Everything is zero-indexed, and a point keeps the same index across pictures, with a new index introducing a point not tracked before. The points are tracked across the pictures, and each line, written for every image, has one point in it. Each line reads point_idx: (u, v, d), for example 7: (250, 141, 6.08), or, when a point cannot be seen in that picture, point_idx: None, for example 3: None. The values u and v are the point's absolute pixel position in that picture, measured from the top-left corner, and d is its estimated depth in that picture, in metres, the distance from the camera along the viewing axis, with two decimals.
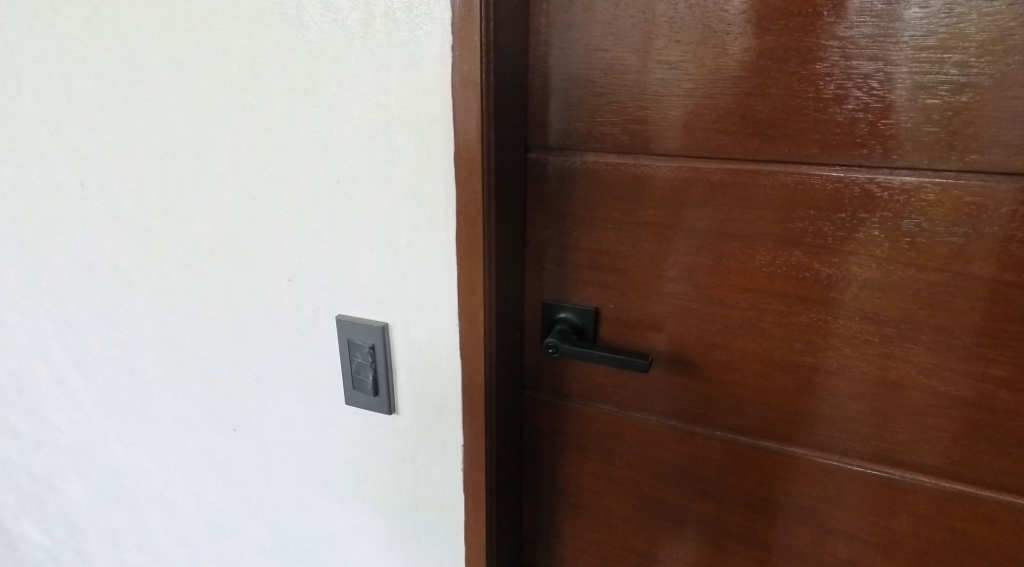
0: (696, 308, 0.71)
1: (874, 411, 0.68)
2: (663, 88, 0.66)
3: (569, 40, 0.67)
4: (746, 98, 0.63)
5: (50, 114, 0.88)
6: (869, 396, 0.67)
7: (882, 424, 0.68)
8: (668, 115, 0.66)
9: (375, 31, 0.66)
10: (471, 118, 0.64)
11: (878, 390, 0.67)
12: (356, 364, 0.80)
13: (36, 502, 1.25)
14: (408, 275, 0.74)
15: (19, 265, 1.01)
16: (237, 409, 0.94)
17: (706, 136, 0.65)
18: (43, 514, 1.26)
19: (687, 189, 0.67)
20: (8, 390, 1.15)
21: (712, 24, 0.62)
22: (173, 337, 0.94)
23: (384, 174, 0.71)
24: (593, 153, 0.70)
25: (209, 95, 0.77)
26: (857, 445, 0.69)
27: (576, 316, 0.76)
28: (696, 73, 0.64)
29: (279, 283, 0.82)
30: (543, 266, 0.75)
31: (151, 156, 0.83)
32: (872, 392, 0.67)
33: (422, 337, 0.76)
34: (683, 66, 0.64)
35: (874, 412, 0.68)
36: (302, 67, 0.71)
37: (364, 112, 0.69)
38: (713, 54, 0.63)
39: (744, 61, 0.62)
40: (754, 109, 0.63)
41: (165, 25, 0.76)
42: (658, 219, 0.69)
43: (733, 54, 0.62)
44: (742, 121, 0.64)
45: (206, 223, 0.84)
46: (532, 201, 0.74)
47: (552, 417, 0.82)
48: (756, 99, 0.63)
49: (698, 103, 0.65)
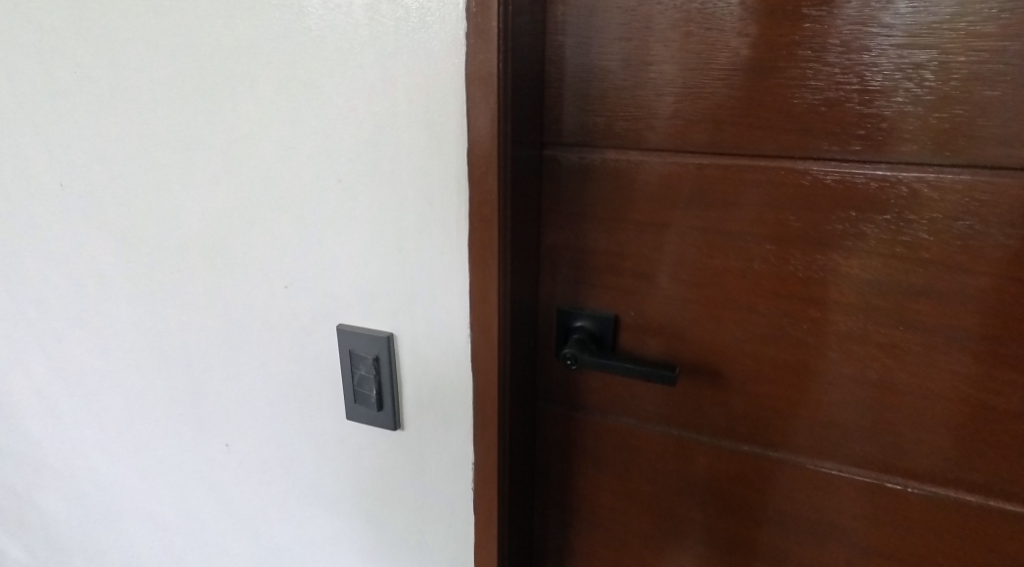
0: (724, 316, 0.67)
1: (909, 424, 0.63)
2: (691, 80, 0.61)
3: (590, 29, 0.63)
4: (783, 90, 0.59)
5: (25, 110, 0.83)
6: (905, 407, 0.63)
7: (921, 437, 0.64)
8: (696, 108, 0.62)
9: (381, 18, 0.61)
10: (487, 111, 0.60)
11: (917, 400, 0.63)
12: (358, 378, 0.74)
13: (17, 516, 1.21)
14: (414, 280, 0.69)
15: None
16: (228, 421, 0.89)
17: (738, 131, 0.61)
18: (25, 525, 1.21)
19: (717, 188, 0.63)
20: None
21: (746, 9, 0.58)
22: (162, 346, 0.89)
23: (392, 174, 0.66)
24: (614, 150, 0.66)
25: (200, 90, 0.72)
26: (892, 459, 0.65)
27: (594, 323, 0.71)
28: (728, 62, 0.60)
29: (276, 289, 0.77)
30: (558, 270, 0.71)
31: (137, 155, 0.79)
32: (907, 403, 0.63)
33: (430, 347, 0.71)
34: (712, 54, 0.60)
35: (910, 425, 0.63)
36: (300, 58, 0.66)
37: (369, 107, 0.64)
38: (745, 42, 0.59)
39: (779, 51, 0.58)
40: (792, 103, 0.59)
41: (151, 14, 0.71)
42: (685, 220, 0.65)
43: (767, 43, 0.58)
44: (778, 116, 0.59)
45: (195, 225, 0.79)
46: (548, 202, 0.69)
47: (567, 430, 0.77)
48: (791, 93, 0.59)
49: (729, 96, 0.60)
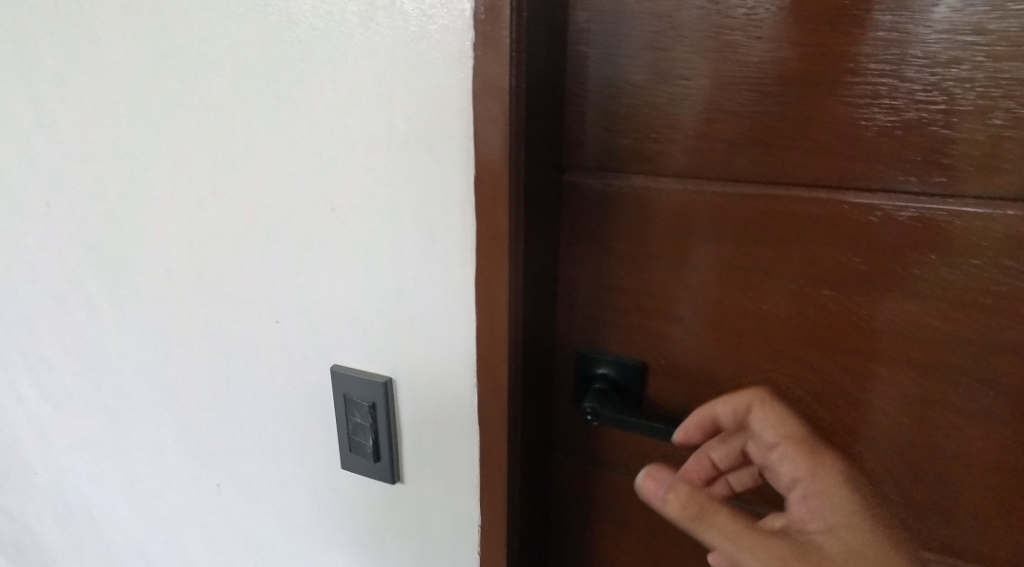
0: (777, 372, 0.58)
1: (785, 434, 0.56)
2: (739, 98, 0.53)
3: (617, 38, 0.55)
4: (849, 110, 0.50)
5: (11, 126, 0.77)
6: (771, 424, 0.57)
7: (789, 463, 0.55)
8: (741, 130, 0.53)
9: (377, 26, 0.54)
10: (497, 133, 0.52)
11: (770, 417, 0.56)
12: (353, 425, 0.66)
13: (17, 541, 1.17)
14: (415, 321, 0.61)
15: None
16: (217, 462, 0.82)
17: (792, 157, 0.53)
18: (25, 551, 1.17)
19: (764, 222, 0.55)
20: None
21: (804, 16, 0.50)
22: (150, 378, 0.83)
23: (389, 202, 0.58)
24: (643, 177, 0.58)
25: (184, 106, 0.65)
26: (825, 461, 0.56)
27: (617, 371, 0.63)
28: (784, 76, 0.51)
29: (265, 324, 0.69)
30: (579, 310, 0.63)
31: (121, 176, 0.72)
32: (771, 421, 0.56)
33: (432, 395, 0.63)
34: (765, 68, 0.51)
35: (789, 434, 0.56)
36: (289, 71, 0.59)
37: (365, 127, 0.57)
38: (804, 53, 0.50)
39: (848, 63, 0.49)
40: (859, 125, 0.50)
41: (131, 23, 0.65)
42: (725, 257, 0.57)
43: (829, 54, 0.50)
44: (842, 140, 0.51)
45: (181, 252, 0.72)
46: (567, 233, 0.61)
47: (586, 487, 0.69)
48: (860, 114, 0.50)
49: (782, 116, 0.52)
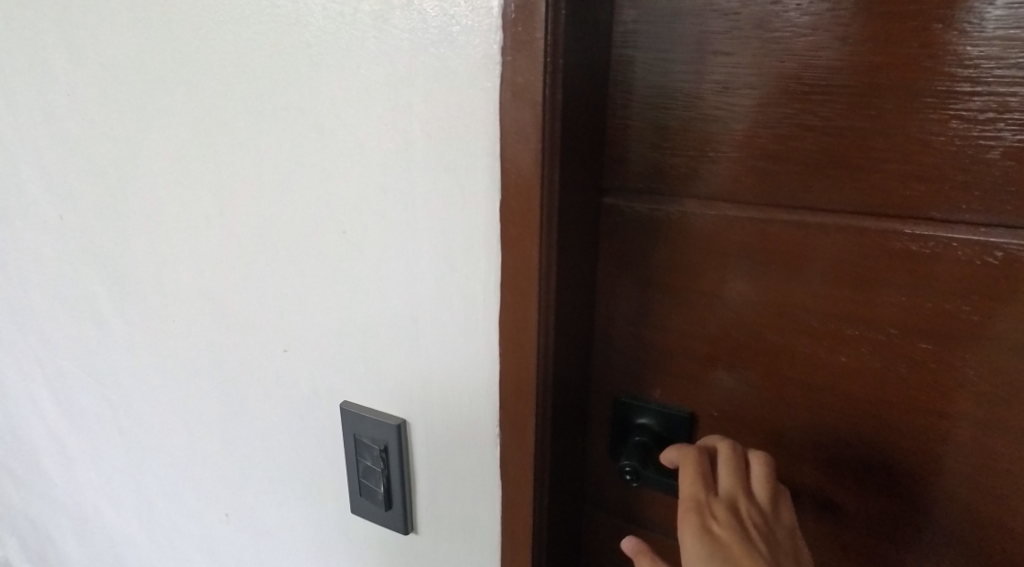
0: (854, 433, 0.50)
1: (702, 498, 0.44)
2: (824, 110, 0.45)
3: (671, 42, 0.48)
4: (964, 127, 0.42)
5: (28, 136, 0.74)
6: (704, 479, 0.45)
7: None
8: (827, 148, 0.46)
9: (392, 28, 0.47)
10: (528, 153, 0.44)
11: (692, 471, 0.46)
12: (363, 469, 0.60)
13: (39, 550, 1.15)
14: (432, 360, 0.54)
15: (7, 304, 0.89)
16: (224, 493, 0.77)
17: (890, 181, 0.45)
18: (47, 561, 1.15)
19: (842, 260, 0.47)
20: (8, 433, 1.05)
21: (906, 13, 0.42)
22: (157, 401, 0.78)
23: (405, 228, 0.51)
24: (698, 203, 0.50)
25: (195, 116, 0.60)
26: (754, 541, 0.41)
27: (660, 421, 0.55)
28: (882, 86, 0.43)
29: (273, 352, 0.63)
30: (619, 351, 0.56)
31: (132, 189, 0.68)
32: (695, 478, 0.45)
33: (450, 442, 0.56)
34: (856, 75, 0.44)
35: (705, 500, 0.44)
36: (299, 78, 0.53)
37: (379, 142, 0.50)
38: (907, 57, 0.42)
39: (965, 69, 0.41)
40: (978, 146, 0.42)
41: (140, 27, 0.60)
42: (794, 298, 0.49)
43: (942, 59, 0.42)
44: (953, 163, 0.43)
45: (188, 270, 0.67)
46: (607, 265, 0.54)
47: (621, 548, 0.61)
48: (981, 131, 0.42)
49: (878, 132, 0.44)
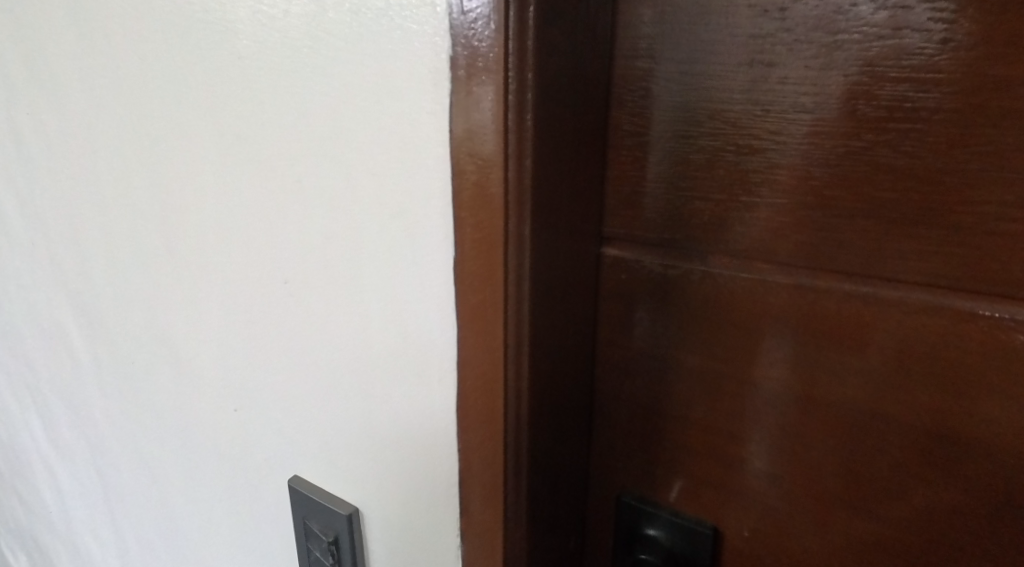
0: None
1: None
2: (908, 144, 0.32)
3: (695, 48, 0.36)
4: None
5: None
6: None
7: None
8: (911, 198, 0.33)
9: (326, 35, 0.36)
10: (492, 198, 0.33)
11: None
12: (314, 561, 0.50)
13: None
14: (386, 444, 0.43)
15: None
16: (188, 555, 0.67)
17: (1003, 249, 0.31)
18: None
19: (927, 353, 0.34)
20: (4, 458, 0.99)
21: None
22: (122, 447, 0.70)
23: (350, 283, 0.41)
24: (728, 263, 0.38)
25: (135, 136, 0.51)
26: None
27: (673, 535, 0.43)
28: (996, 113, 0.30)
29: (224, 410, 0.54)
30: (623, 441, 0.44)
31: (87, 216, 0.60)
32: None
33: (408, 543, 0.45)
34: (955, 99, 0.31)
35: None
36: (232, 97, 0.43)
37: (318, 176, 0.40)
38: None
39: None
40: None
41: (77, 33, 0.51)
42: (857, 398, 0.36)
43: None
44: None
45: (141, 309, 0.58)
46: (608, 334, 0.42)
47: None
48: None
49: (987, 180, 0.31)
